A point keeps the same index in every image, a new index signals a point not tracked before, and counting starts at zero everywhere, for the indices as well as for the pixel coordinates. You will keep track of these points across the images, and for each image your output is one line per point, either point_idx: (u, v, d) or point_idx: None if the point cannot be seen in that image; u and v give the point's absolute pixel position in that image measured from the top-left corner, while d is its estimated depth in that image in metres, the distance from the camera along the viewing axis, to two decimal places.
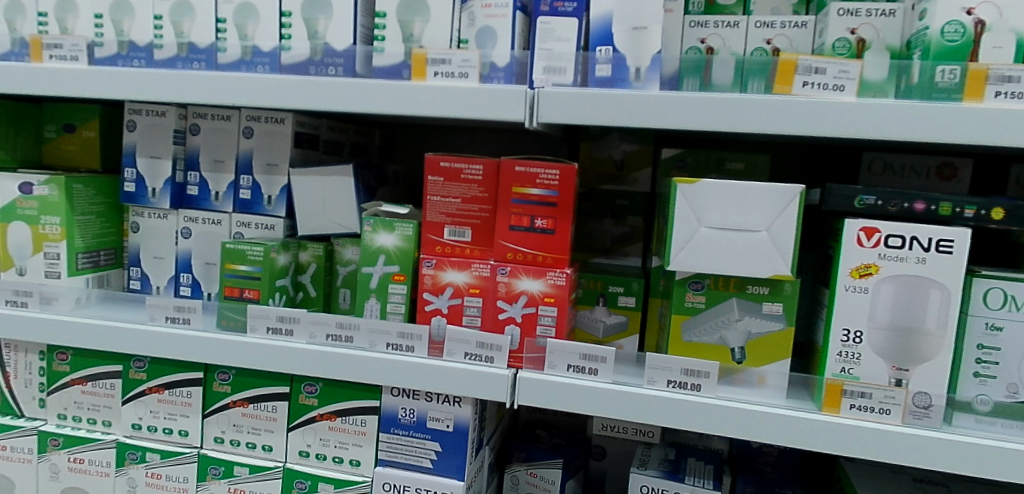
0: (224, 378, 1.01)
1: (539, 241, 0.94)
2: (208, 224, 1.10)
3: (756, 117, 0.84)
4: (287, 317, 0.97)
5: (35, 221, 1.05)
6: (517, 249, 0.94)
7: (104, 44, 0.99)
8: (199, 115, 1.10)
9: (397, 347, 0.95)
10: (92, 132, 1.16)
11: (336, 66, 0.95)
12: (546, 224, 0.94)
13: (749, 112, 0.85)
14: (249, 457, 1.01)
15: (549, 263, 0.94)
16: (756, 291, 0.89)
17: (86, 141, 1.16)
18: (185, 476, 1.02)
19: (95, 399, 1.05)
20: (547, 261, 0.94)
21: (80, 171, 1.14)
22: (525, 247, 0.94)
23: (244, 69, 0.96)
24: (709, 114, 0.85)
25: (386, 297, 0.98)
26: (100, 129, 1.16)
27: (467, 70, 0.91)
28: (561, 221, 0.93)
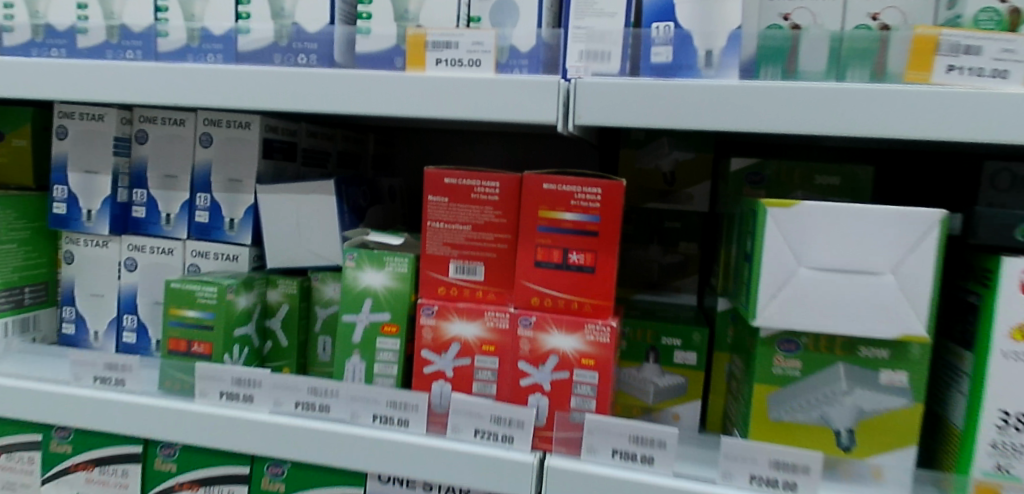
0: (167, 454, 0.79)
1: (574, 284, 0.71)
2: (158, 255, 0.88)
3: (883, 116, 0.60)
4: (245, 380, 0.76)
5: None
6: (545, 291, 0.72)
7: (14, 29, 0.77)
8: (146, 118, 0.89)
9: (387, 421, 0.73)
10: (22, 140, 0.95)
11: (308, 54, 0.72)
12: (582, 261, 0.71)
13: (873, 109, 0.60)
14: None
15: (586, 312, 0.71)
16: (872, 354, 0.66)
17: (16, 151, 0.96)
18: None
19: (11, 475, 0.83)
20: (585, 310, 0.71)
21: (8, 189, 0.93)
22: (555, 291, 0.72)
23: (190, 60, 0.74)
24: (813, 113, 0.62)
25: (373, 355, 0.74)
26: (32, 136, 0.95)
27: (479, 56, 0.69)
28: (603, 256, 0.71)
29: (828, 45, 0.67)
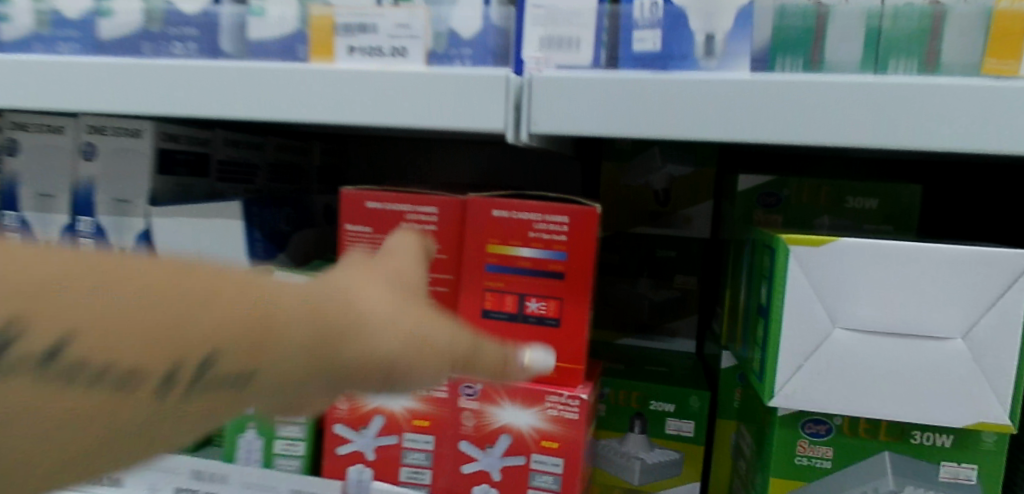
0: None
1: (533, 341, 0.54)
2: None
3: (957, 121, 0.43)
4: None
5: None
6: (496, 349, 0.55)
7: None
8: (16, 125, 0.72)
9: None
10: None
11: (185, 42, 0.55)
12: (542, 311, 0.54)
13: (940, 113, 0.43)
14: None
15: (548, 377, 0.54)
16: (928, 443, 0.50)
17: None
18: None
19: None
20: (547, 375, 0.54)
21: None
22: (508, 350, 0.55)
23: (38, 50, 0.57)
24: (861, 117, 0.44)
25: (272, 430, 0.58)
26: None
27: (405, 43, 0.52)
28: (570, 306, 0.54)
29: (866, 26, 0.50)
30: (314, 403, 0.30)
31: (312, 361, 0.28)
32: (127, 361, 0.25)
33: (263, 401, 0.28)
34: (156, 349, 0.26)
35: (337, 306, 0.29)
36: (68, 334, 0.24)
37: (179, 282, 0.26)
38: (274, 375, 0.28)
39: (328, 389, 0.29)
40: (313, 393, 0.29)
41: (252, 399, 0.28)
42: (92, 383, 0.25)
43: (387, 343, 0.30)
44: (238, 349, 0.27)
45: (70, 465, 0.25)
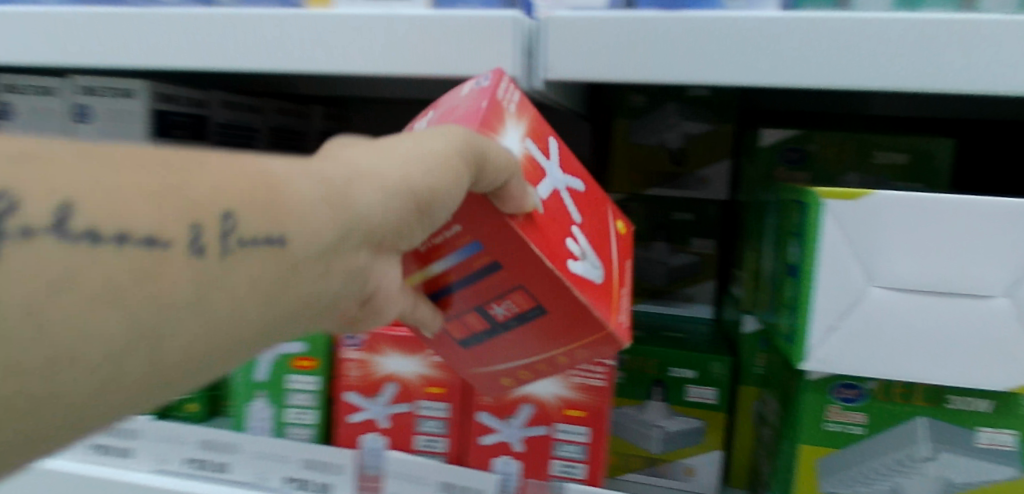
0: None
1: (533, 341, 0.42)
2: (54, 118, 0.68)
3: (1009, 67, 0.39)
4: (123, 427, 0.57)
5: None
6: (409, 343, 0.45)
7: None
8: (13, 86, 0.69)
9: (302, 486, 0.54)
10: None
11: None
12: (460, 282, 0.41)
13: (992, 57, 0.39)
14: None
15: (580, 358, 0.43)
16: (965, 408, 0.47)
17: None
18: None
19: None
20: (582, 359, 0.43)
21: None
22: (507, 364, 0.44)
23: (33, 6, 0.54)
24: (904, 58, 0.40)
25: (282, 399, 0.55)
26: None
27: None
28: (492, 246, 0.38)
29: None
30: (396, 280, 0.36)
31: (370, 221, 0.32)
32: (164, 228, 0.26)
33: (306, 281, 0.31)
34: (178, 213, 0.26)
35: (402, 187, 0.33)
36: (142, 204, 0.25)
37: (150, 159, 0.26)
38: (307, 235, 0.30)
39: (363, 246, 0.33)
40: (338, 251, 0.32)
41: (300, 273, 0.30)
42: (155, 248, 0.25)
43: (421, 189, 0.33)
44: (272, 211, 0.29)
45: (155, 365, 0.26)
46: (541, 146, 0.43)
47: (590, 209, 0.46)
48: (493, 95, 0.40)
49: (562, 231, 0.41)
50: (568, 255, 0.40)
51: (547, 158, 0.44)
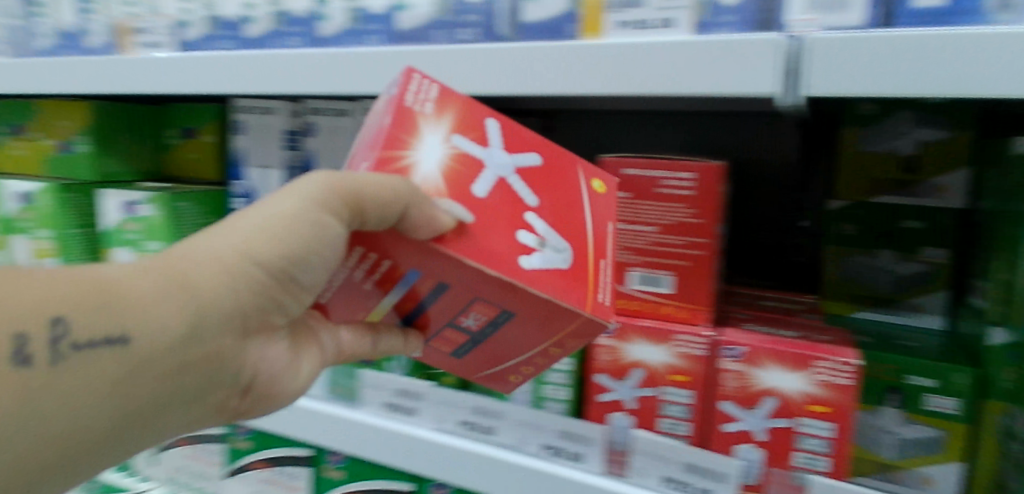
0: (337, 460, 0.75)
1: (518, 337, 0.52)
2: (343, 129, 0.82)
3: None
4: (409, 391, 0.69)
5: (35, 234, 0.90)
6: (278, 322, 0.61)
7: (192, 23, 0.72)
8: (313, 110, 0.84)
9: (558, 453, 0.62)
10: (211, 137, 0.95)
11: (470, 29, 0.61)
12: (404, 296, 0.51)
13: None
14: None
15: (573, 341, 0.51)
16: None
17: (207, 148, 0.95)
18: None
19: (197, 465, 0.86)
20: (570, 345, 0.52)
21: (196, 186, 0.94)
22: (518, 357, 0.55)
23: (350, 44, 0.65)
24: None
25: (541, 376, 0.64)
26: (221, 133, 0.94)
27: (674, 15, 0.53)
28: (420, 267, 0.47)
29: None
30: (274, 362, 0.55)
31: (236, 300, 0.49)
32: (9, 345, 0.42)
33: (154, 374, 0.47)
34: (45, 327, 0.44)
35: (243, 255, 0.48)
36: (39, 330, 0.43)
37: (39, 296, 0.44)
38: (164, 331, 0.46)
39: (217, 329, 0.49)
40: (202, 333, 0.48)
41: (201, 343, 0.48)
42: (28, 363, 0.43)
43: (302, 255, 0.47)
44: (148, 305, 0.46)
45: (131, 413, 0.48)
46: (476, 136, 0.49)
47: (545, 186, 0.50)
48: (398, 106, 0.48)
49: (511, 225, 0.48)
50: (519, 249, 0.47)
51: (486, 146, 0.49)
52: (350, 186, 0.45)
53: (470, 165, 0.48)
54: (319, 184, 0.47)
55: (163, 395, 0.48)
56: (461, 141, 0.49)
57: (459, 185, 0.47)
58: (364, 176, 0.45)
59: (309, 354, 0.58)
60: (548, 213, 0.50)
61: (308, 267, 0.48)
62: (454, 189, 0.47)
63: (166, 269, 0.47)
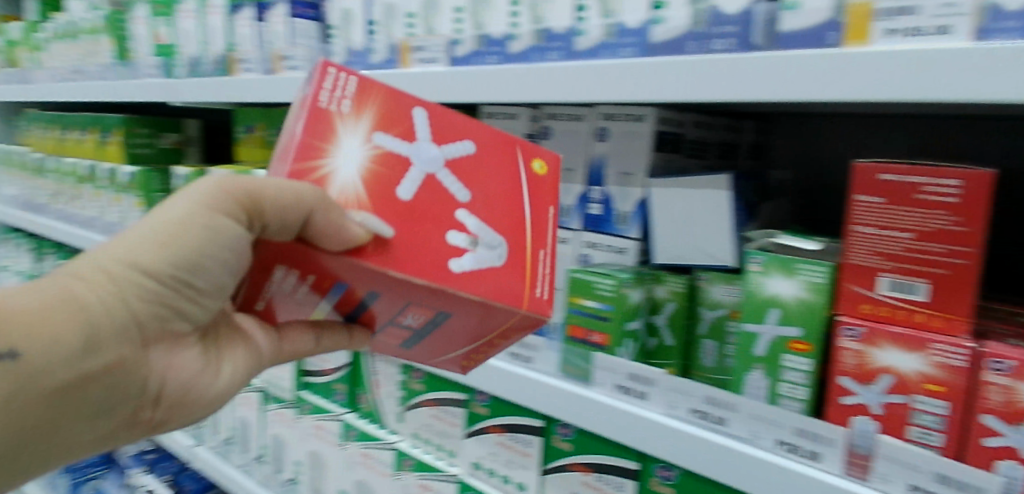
0: (565, 433, 0.87)
1: (496, 322, 0.66)
2: (571, 123, 0.97)
3: None
4: (641, 377, 0.75)
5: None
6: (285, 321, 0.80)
7: (463, 41, 0.87)
8: (551, 115, 0.99)
9: (792, 450, 0.64)
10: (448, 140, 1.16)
11: (725, 39, 0.65)
12: (339, 295, 0.65)
13: None
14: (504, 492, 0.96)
15: (513, 333, 0.68)
16: None
17: None
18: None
19: (442, 425, 1.05)
20: (513, 334, 0.69)
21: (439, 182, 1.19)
22: (459, 350, 0.74)
23: (605, 56, 0.74)
24: None
25: (778, 373, 0.67)
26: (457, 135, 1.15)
27: (951, 22, 0.53)
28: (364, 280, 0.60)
29: None
30: (181, 370, 0.72)
31: (131, 308, 0.63)
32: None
33: (66, 373, 0.61)
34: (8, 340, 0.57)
35: (133, 266, 0.61)
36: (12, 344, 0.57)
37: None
38: (59, 339, 0.60)
39: (109, 340, 0.63)
40: (99, 337, 0.62)
41: (103, 353, 0.63)
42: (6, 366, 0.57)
43: (217, 251, 0.60)
44: (38, 323, 0.60)
45: (65, 405, 0.63)
46: (394, 134, 0.61)
47: (472, 182, 0.64)
48: (313, 107, 0.59)
49: (442, 227, 0.61)
50: (450, 249, 0.61)
51: (411, 143, 0.62)
52: (248, 186, 0.59)
53: (390, 158, 0.61)
54: (207, 191, 0.61)
55: (87, 397, 0.64)
56: (382, 139, 0.61)
57: (386, 187, 0.60)
58: (271, 182, 0.56)
59: (211, 361, 0.75)
60: (478, 205, 0.64)
61: (207, 272, 0.62)
62: (381, 192, 0.60)
63: (79, 284, 0.61)
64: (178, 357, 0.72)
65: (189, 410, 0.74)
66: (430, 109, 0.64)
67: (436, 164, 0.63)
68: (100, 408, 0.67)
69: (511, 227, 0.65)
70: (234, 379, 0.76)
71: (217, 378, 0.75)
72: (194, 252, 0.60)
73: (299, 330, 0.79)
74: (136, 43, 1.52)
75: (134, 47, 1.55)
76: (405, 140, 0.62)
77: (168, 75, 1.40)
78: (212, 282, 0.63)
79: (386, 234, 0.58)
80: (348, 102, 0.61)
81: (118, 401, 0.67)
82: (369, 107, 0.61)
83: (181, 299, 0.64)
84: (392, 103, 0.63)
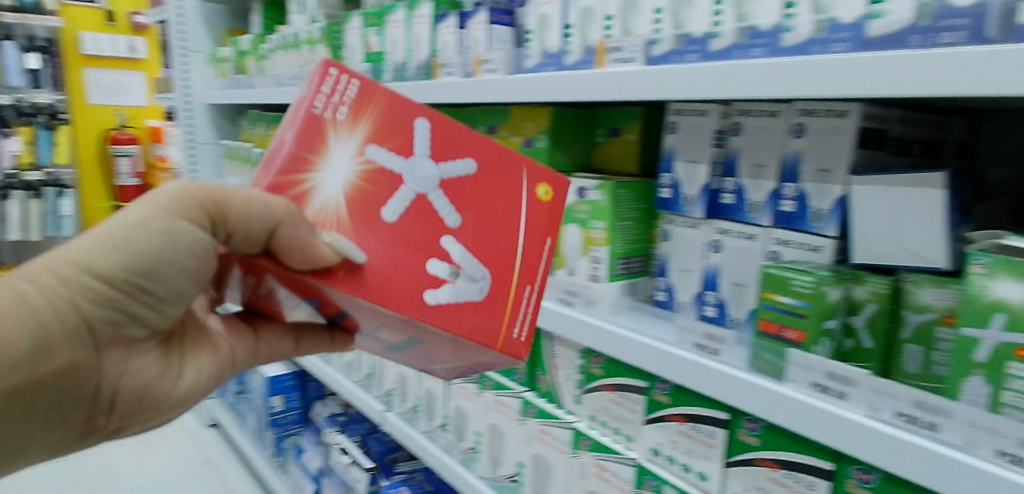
0: (752, 427, 0.89)
1: (455, 349, 0.81)
2: (764, 118, 0.96)
3: None
4: (840, 376, 0.74)
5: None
6: (268, 323, 0.99)
7: (661, 40, 0.91)
8: (743, 111, 0.99)
9: (1017, 462, 0.61)
10: (633, 135, 1.29)
11: (955, 32, 0.64)
12: (318, 305, 0.80)
13: None
14: (683, 480, 1.00)
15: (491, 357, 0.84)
16: None
17: (629, 144, 1.30)
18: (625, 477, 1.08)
19: (621, 409, 1.12)
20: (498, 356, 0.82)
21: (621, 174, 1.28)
22: (444, 364, 0.95)
23: (816, 50, 0.75)
24: None
25: (1001, 382, 0.64)
26: (641, 132, 1.28)
27: None
28: (345, 300, 0.73)
29: None
30: (136, 374, 0.83)
31: (84, 313, 0.73)
32: None
33: (40, 367, 0.71)
34: None
35: (79, 270, 0.71)
36: None
37: None
38: (28, 335, 0.69)
39: (75, 337, 0.73)
40: (53, 336, 0.71)
41: (62, 354, 0.73)
42: None
43: (170, 252, 0.72)
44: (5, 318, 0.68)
45: (29, 400, 0.72)
46: (388, 149, 0.74)
47: (455, 202, 0.77)
48: (313, 116, 0.71)
49: (429, 252, 0.75)
50: (431, 271, 0.74)
51: (405, 160, 0.75)
52: (215, 196, 0.71)
53: (384, 172, 0.73)
54: (167, 199, 0.72)
55: (37, 399, 0.73)
56: (377, 151, 0.74)
57: (375, 202, 0.72)
58: (238, 193, 0.69)
59: (163, 364, 0.87)
60: (461, 233, 0.77)
61: (157, 276, 0.73)
62: (369, 206, 0.72)
63: (45, 285, 0.70)
64: (135, 362, 0.83)
65: (148, 411, 0.86)
66: (432, 122, 0.77)
67: (429, 184, 0.76)
68: (61, 404, 0.77)
69: (499, 259, 0.79)
70: (197, 377, 0.90)
71: (180, 380, 0.88)
72: (139, 256, 0.71)
73: (275, 336, 0.99)
74: (350, 51, 1.73)
75: (348, 55, 1.76)
76: (402, 155, 0.75)
77: (377, 79, 1.61)
78: (165, 286, 0.75)
79: (358, 258, 0.70)
80: (345, 108, 0.73)
81: (74, 402, 0.78)
82: (367, 118, 0.74)
83: (135, 303, 0.75)
84: (394, 116, 0.75)
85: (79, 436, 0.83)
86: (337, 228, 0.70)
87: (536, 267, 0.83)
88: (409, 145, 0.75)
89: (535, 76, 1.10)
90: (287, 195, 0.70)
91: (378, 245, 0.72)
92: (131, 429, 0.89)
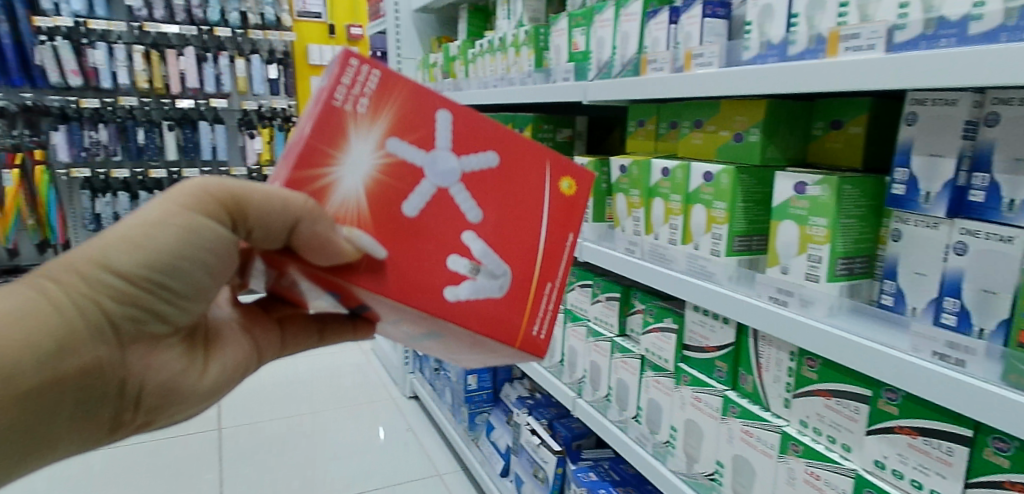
0: (1002, 448, 0.85)
1: (461, 338, 0.85)
2: None
3: None
4: None
5: (710, 205, 1.31)
6: (294, 316, 1.04)
7: (907, 25, 0.87)
8: (1000, 100, 0.90)
9: None
10: (858, 128, 1.21)
11: None
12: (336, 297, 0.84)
13: None
14: None
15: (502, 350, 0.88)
16: None
17: (852, 138, 1.23)
18: (843, 487, 1.05)
19: (837, 417, 1.07)
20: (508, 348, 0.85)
21: (843, 169, 1.21)
22: (452, 351, 0.99)
23: None
24: None
25: None
26: (868, 125, 1.20)
27: None
28: (360, 295, 0.77)
29: None
30: (163, 369, 0.83)
31: (106, 309, 0.74)
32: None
33: (65, 363, 0.72)
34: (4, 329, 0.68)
35: (100, 267, 0.72)
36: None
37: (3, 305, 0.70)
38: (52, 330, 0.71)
39: (104, 329, 0.75)
40: (77, 331, 0.72)
41: (84, 350, 0.74)
42: None
43: (188, 249, 0.73)
44: (26, 316, 0.70)
45: (57, 398, 0.73)
46: (410, 143, 0.76)
47: (478, 198, 0.80)
48: (334, 107, 0.73)
49: (447, 250, 0.78)
50: (449, 268, 0.78)
51: (426, 155, 0.77)
52: (232, 190, 0.73)
53: (406, 167, 0.76)
54: (183, 194, 0.73)
55: (64, 396, 0.74)
56: (398, 144, 0.76)
57: (397, 197, 0.75)
58: (255, 188, 0.71)
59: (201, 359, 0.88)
60: (482, 230, 0.80)
61: (178, 272, 0.74)
62: (391, 200, 0.75)
63: (67, 281, 0.72)
64: (158, 359, 0.82)
65: (176, 404, 0.86)
66: (455, 115, 0.79)
67: (450, 178, 0.78)
68: (90, 402, 0.77)
69: (518, 255, 0.83)
70: (223, 371, 0.90)
71: (203, 376, 0.88)
72: (153, 253, 0.72)
73: (300, 326, 1.04)
74: (554, 52, 1.80)
75: (552, 56, 1.83)
76: (423, 148, 0.77)
77: (581, 77, 1.66)
78: (184, 283, 0.76)
79: (378, 254, 0.74)
80: (366, 99, 0.75)
81: (100, 399, 0.78)
82: (388, 111, 0.76)
83: (154, 300, 0.76)
84: (416, 109, 0.77)
85: (109, 432, 0.82)
86: (358, 223, 0.74)
87: (554, 263, 0.87)
88: (431, 139, 0.78)
89: (753, 67, 1.07)
90: (307, 189, 0.73)
91: (401, 243, 0.76)
92: (157, 423, 0.88)
